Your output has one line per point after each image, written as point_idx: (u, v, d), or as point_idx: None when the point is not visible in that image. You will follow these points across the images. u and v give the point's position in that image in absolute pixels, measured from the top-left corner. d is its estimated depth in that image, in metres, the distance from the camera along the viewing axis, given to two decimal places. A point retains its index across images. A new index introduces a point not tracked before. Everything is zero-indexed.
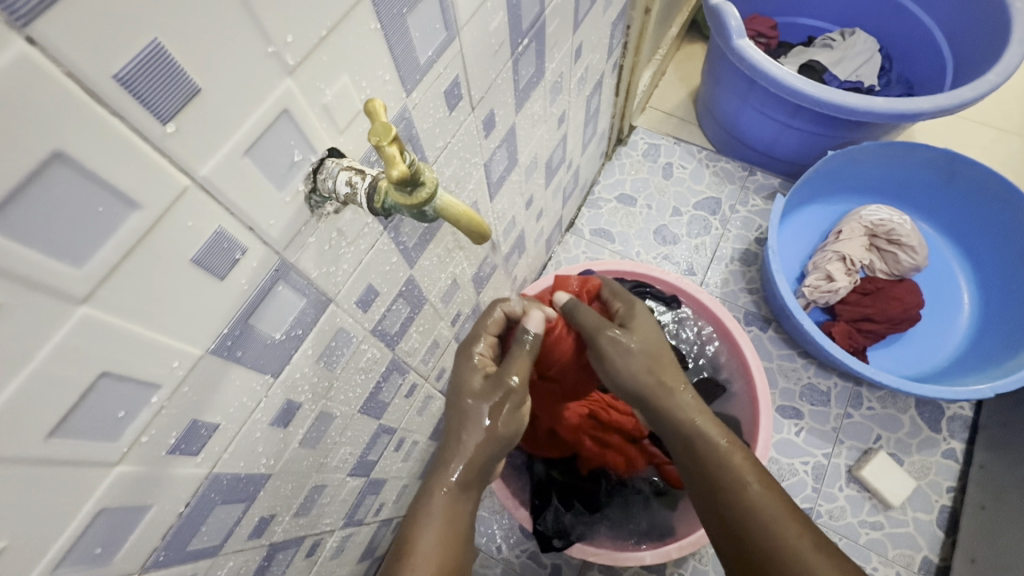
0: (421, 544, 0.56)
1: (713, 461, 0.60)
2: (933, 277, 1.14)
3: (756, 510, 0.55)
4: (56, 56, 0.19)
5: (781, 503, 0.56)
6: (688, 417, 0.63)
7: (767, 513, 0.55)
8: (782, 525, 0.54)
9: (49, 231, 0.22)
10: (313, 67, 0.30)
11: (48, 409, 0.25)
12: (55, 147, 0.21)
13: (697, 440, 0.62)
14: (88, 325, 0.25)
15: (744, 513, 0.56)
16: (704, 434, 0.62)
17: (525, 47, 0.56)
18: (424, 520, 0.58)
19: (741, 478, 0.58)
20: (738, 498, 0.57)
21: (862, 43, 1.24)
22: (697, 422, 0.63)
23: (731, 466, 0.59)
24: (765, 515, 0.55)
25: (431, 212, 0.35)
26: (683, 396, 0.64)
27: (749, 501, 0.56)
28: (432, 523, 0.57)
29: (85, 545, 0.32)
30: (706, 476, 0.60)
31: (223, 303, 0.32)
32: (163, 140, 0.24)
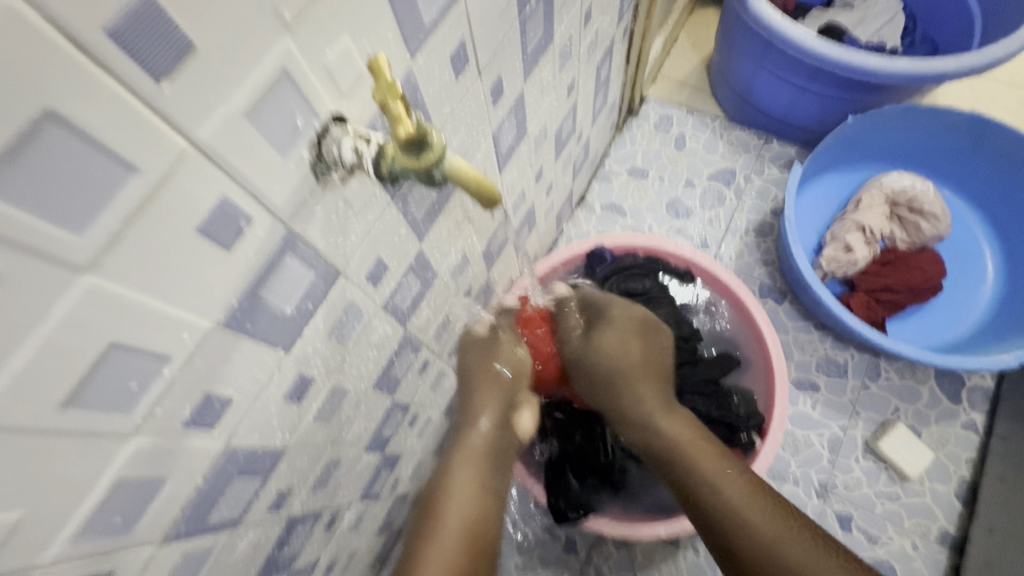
0: (452, 496, 0.59)
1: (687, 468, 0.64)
2: (956, 246, 1.11)
3: (731, 508, 0.59)
4: (40, 5, 0.18)
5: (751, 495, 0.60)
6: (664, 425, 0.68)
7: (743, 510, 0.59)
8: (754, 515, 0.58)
9: (47, 194, 0.21)
10: (312, 25, 0.29)
11: (58, 379, 0.25)
12: (45, 105, 0.20)
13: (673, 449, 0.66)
14: (94, 294, 0.25)
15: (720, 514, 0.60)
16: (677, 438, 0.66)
17: (533, 8, 0.54)
18: (457, 473, 0.62)
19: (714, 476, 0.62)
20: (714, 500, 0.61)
21: (885, 1, 1.19)
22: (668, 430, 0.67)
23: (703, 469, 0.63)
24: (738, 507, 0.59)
25: (440, 176, 0.33)
26: (644, 398, 0.70)
27: (724, 502, 0.60)
28: (458, 485, 0.60)
29: (104, 517, 0.32)
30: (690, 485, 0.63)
31: (231, 274, 0.32)
32: (159, 101, 0.23)
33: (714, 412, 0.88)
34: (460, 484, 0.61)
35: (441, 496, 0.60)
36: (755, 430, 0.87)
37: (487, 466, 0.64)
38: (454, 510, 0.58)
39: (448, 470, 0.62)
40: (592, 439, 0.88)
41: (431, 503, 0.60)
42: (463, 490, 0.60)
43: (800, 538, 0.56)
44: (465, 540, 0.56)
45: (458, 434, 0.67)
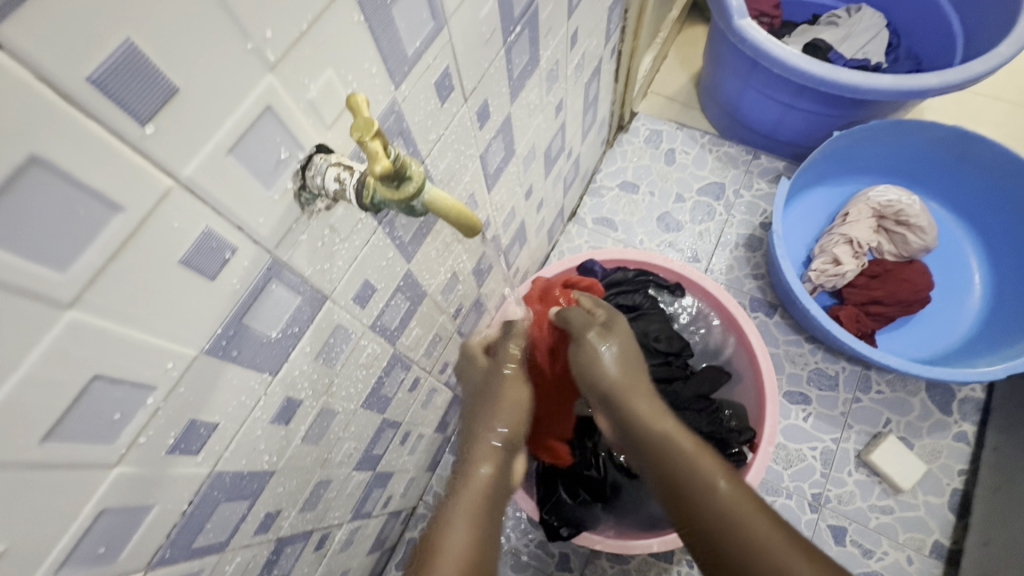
0: (450, 540, 0.52)
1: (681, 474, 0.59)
2: (943, 258, 1.12)
3: (729, 514, 0.55)
4: (26, 58, 0.19)
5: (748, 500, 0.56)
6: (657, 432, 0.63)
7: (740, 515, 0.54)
8: (747, 520, 0.54)
9: (31, 235, 0.22)
10: (295, 62, 0.30)
11: (41, 414, 0.25)
12: (29, 151, 0.21)
13: (666, 453, 0.62)
14: (77, 329, 0.25)
15: (716, 523, 0.55)
16: (671, 439, 0.62)
17: (518, 35, 0.55)
18: (455, 519, 0.54)
19: (704, 478, 0.58)
20: (708, 506, 0.56)
21: (868, 19, 1.21)
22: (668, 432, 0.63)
23: (697, 473, 0.59)
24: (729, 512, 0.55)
25: (420, 207, 0.34)
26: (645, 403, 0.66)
27: (720, 508, 0.55)
28: (456, 525, 0.53)
29: (88, 545, 0.32)
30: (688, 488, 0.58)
31: (215, 303, 0.32)
32: (142, 141, 0.24)
33: (706, 427, 0.88)
34: (458, 528, 0.53)
35: (438, 537, 0.53)
36: (747, 445, 0.87)
37: (492, 507, 0.57)
38: (451, 550, 0.51)
39: (448, 514, 0.55)
40: (584, 455, 0.89)
41: (428, 547, 0.53)
42: (462, 539, 0.52)
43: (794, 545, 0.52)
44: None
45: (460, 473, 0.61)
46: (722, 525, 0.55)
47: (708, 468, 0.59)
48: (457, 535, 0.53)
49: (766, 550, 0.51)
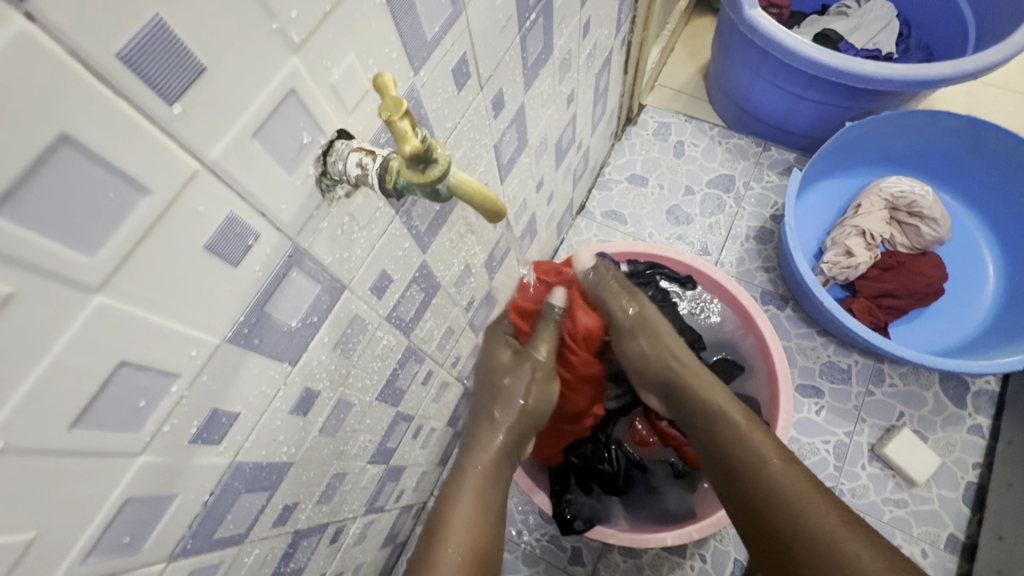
0: (454, 513, 0.58)
1: (744, 452, 0.60)
2: (956, 250, 1.11)
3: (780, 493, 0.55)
4: (57, 33, 0.19)
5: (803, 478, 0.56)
6: (718, 412, 0.64)
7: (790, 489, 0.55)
8: (806, 504, 0.54)
9: (62, 217, 0.22)
10: (319, 44, 0.29)
11: (69, 399, 0.25)
12: (60, 130, 0.20)
13: (718, 426, 0.63)
14: (105, 314, 0.25)
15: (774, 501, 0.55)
16: (726, 413, 0.63)
17: (533, 22, 0.54)
18: (460, 498, 0.60)
19: (762, 456, 0.58)
20: (767, 491, 0.56)
21: (879, 9, 1.20)
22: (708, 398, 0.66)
23: (760, 456, 0.59)
24: (788, 490, 0.55)
25: (445, 191, 0.33)
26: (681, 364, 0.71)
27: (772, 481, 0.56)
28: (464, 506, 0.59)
29: (113, 535, 0.32)
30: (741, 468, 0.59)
31: (238, 290, 0.32)
32: (170, 122, 0.24)
33: None
34: (463, 501, 0.59)
35: (444, 513, 0.59)
36: None
37: (495, 473, 0.64)
38: (456, 529, 0.56)
39: (455, 488, 0.61)
40: (596, 449, 0.87)
41: (431, 525, 0.58)
42: (466, 510, 0.58)
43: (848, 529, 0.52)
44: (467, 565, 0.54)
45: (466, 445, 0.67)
46: (783, 506, 0.55)
47: (769, 452, 0.59)
48: (461, 507, 0.59)
49: (827, 535, 0.51)
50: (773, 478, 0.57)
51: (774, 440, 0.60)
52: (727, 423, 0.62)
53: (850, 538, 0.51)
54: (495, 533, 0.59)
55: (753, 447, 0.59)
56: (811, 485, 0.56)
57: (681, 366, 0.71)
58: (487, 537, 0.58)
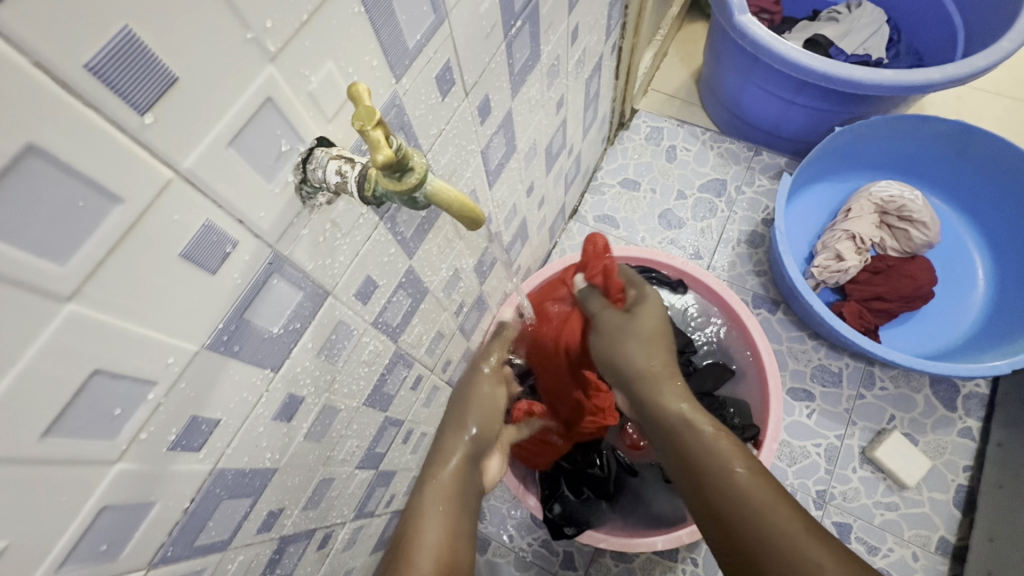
0: (424, 525, 0.54)
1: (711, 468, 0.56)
2: (946, 254, 1.12)
3: (753, 510, 0.52)
4: (23, 45, 0.19)
5: (770, 489, 0.53)
6: (683, 428, 0.59)
7: (759, 502, 0.52)
8: (772, 516, 0.51)
9: (30, 226, 0.22)
10: (296, 53, 0.30)
11: (41, 407, 0.25)
12: (27, 140, 0.20)
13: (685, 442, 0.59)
14: (77, 322, 0.25)
15: (745, 517, 0.52)
16: (692, 426, 0.59)
17: (518, 29, 0.55)
18: (429, 507, 0.56)
19: (728, 467, 0.55)
20: (735, 507, 0.53)
21: (869, 14, 1.21)
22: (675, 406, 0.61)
23: (727, 470, 0.55)
24: (755, 505, 0.52)
25: (422, 199, 0.34)
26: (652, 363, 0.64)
27: (739, 495, 0.53)
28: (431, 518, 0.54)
29: (89, 543, 0.31)
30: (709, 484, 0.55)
31: (216, 297, 0.32)
32: (142, 131, 0.24)
33: None
34: (432, 515, 0.55)
35: (411, 528, 0.54)
36: (751, 441, 0.86)
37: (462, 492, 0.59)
38: (428, 537, 0.53)
39: (419, 500, 0.57)
40: (586, 453, 0.88)
41: (399, 538, 0.54)
42: (437, 522, 0.54)
43: (816, 540, 0.49)
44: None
45: (428, 466, 0.61)
46: (750, 525, 0.52)
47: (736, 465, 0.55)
48: (431, 520, 0.55)
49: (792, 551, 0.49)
50: (740, 492, 0.53)
51: (742, 452, 0.57)
52: (692, 437, 0.59)
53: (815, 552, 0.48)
54: (465, 548, 0.54)
55: (720, 462, 0.56)
56: (778, 499, 0.53)
57: (648, 372, 0.64)
58: (457, 549, 0.53)
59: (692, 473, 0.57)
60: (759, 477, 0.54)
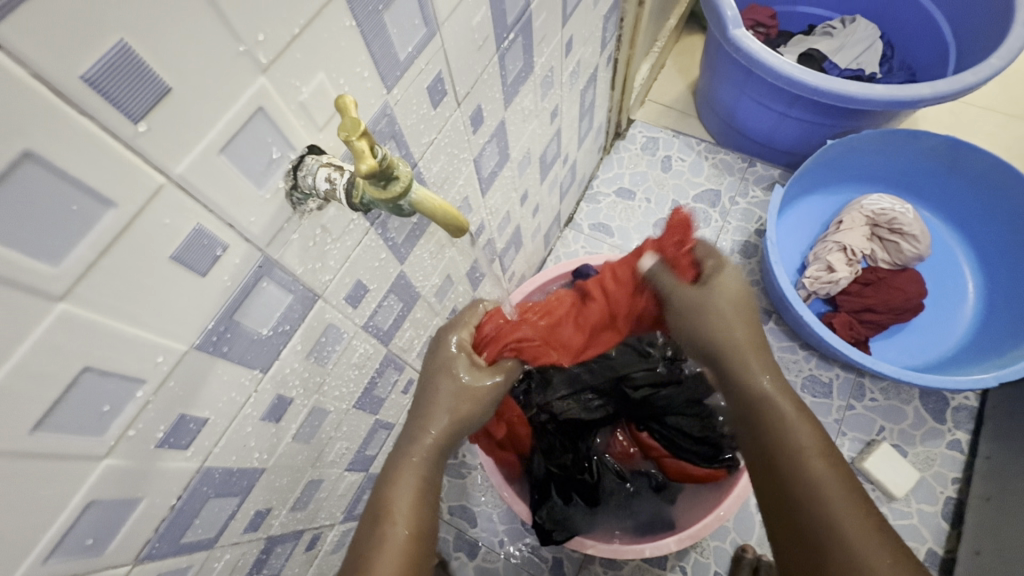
0: (398, 494, 0.51)
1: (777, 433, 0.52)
2: (937, 267, 1.13)
3: (808, 480, 0.48)
4: (22, 58, 0.20)
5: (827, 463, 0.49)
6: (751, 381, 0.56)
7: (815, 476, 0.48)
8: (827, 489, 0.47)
9: (25, 228, 0.23)
10: (287, 65, 0.31)
11: (32, 402, 0.26)
12: (24, 147, 0.21)
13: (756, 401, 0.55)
14: (68, 321, 0.26)
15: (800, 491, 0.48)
16: (761, 390, 0.55)
17: (511, 42, 0.56)
18: (404, 472, 0.53)
19: (789, 437, 0.51)
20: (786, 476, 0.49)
21: (863, 30, 1.23)
22: (745, 362, 0.58)
23: (794, 440, 0.51)
24: (813, 480, 0.48)
25: (408, 207, 0.35)
26: (733, 328, 0.60)
27: (796, 466, 0.49)
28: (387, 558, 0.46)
29: (77, 536, 0.32)
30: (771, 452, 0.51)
31: (205, 298, 0.33)
32: (135, 139, 0.25)
33: (698, 432, 0.87)
34: (406, 484, 0.52)
35: (385, 494, 0.51)
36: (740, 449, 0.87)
37: (421, 514, 0.50)
38: (399, 509, 0.50)
39: (395, 467, 0.53)
40: (578, 459, 0.89)
41: (374, 501, 0.51)
42: (410, 494, 0.51)
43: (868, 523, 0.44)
44: (411, 548, 0.48)
45: (406, 435, 0.57)
46: (801, 495, 0.47)
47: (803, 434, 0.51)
48: (404, 490, 0.51)
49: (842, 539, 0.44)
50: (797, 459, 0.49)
51: (814, 426, 0.52)
52: (763, 395, 0.55)
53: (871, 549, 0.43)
54: (433, 525, 0.51)
55: (786, 428, 0.52)
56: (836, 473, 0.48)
57: (724, 327, 0.60)
58: (428, 524, 0.50)
59: (754, 432, 0.54)
60: (827, 456, 0.49)
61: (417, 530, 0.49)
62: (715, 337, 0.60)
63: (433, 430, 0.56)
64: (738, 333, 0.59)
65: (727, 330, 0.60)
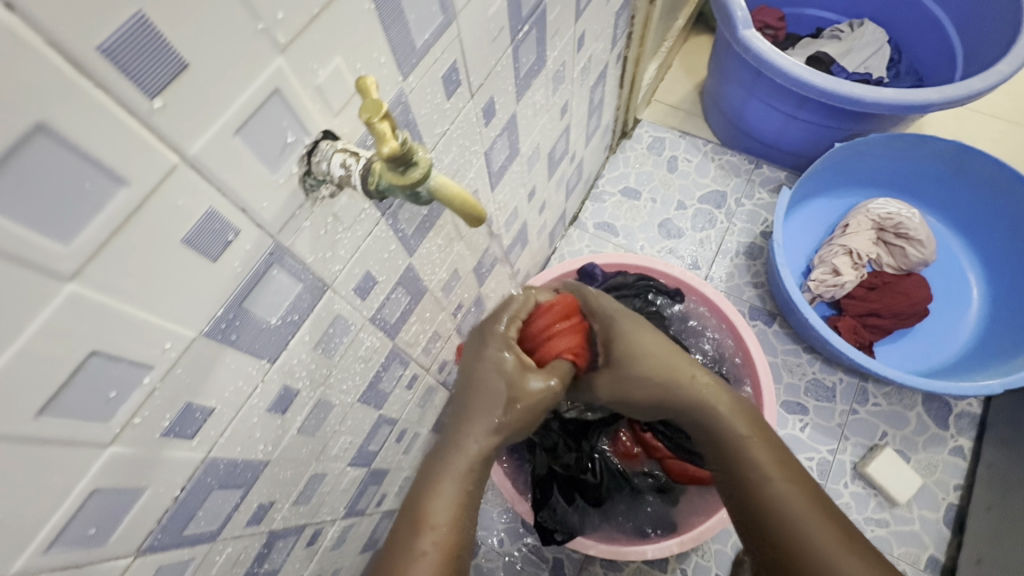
0: (435, 507, 0.51)
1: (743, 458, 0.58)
2: (941, 272, 1.13)
3: (781, 504, 0.54)
4: (38, 25, 0.19)
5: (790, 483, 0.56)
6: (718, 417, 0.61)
7: (785, 498, 0.54)
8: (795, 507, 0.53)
9: (36, 204, 0.22)
10: (304, 46, 0.30)
11: (38, 387, 0.25)
12: (37, 119, 0.20)
13: (724, 434, 0.61)
14: (77, 303, 0.25)
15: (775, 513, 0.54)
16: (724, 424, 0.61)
17: (525, 34, 0.56)
18: (443, 483, 0.53)
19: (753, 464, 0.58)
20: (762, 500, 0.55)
21: (871, 34, 1.22)
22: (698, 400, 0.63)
23: (761, 464, 0.57)
24: (782, 497, 0.55)
25: (426, 194, 0.34)
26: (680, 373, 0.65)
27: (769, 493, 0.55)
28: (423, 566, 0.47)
29: (79, 526, 0.31)
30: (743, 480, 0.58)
31: (216, 284, 0.32)
32: (150, 116, 0.24)
33: None
34: (447, 496, 0.52)
35: (423, 506, 0.52)
36: None
37: (460, 525, 0.51)
38: (437, 523, 0.50)
39: (434, 476, 0.53)
40: (581, 459, 0.87)
41: (410, 513, 0.52)
42: (447, 508, 0.51)
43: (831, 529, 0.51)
44: (445, 564, 0.48)
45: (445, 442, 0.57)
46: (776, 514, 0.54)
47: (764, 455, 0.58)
48: (443, 502, 0.52)
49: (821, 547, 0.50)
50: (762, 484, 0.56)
51: (773, 454, 0.58)
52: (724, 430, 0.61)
53: (847, 557, 0.49)
54: (469, 536, 0.52)
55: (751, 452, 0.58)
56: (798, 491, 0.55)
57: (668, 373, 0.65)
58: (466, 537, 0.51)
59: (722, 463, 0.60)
60: (789, 478, 0.56)
61: (451, 545, 0.50)
62: (666, 383, 0.65)
63: (475, 441, 0.55)
64: (686, 374, 0.65)
65: (675, 374, 0.65)
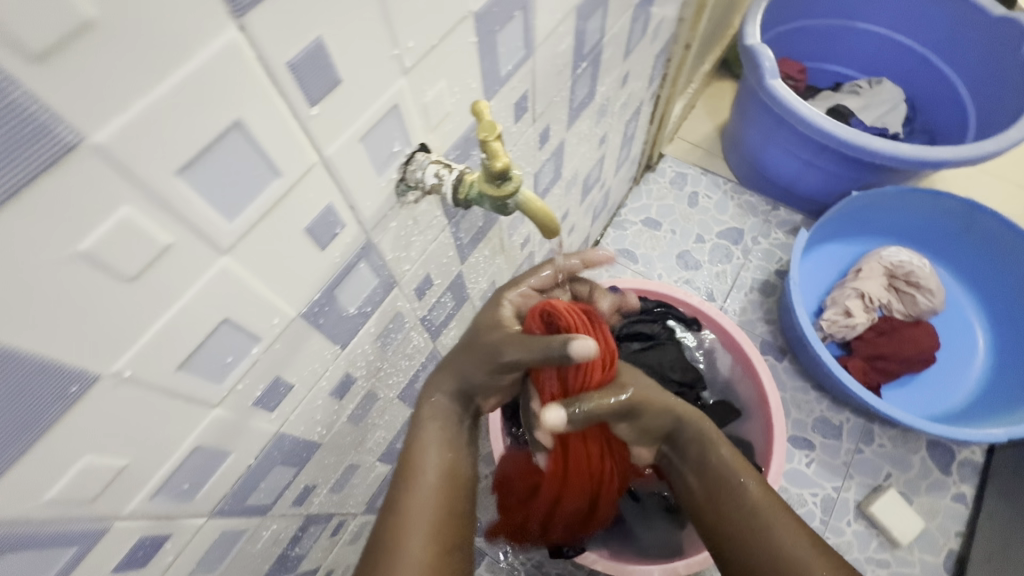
0: (414, 501, 0.48)
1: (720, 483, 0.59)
2: (948, 322, 1.17)
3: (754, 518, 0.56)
4: (255, 42, 0.23)
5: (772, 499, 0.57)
6: (712, 447, 0.60)
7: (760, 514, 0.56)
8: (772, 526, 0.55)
9: (221, 188, 0.26)
10: (422, 70, 0.35)
11: (182, 345, 0.29)
12: (236, 117, 0.24)
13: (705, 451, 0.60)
14: (224, 272, 0.29)
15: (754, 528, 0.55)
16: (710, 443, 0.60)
17: (583, 70, 0.61)
18: (424, 435, 0.51)
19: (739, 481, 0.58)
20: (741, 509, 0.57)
21: (888, 92, 1.29)
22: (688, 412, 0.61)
23: (735, 480, 0.58)
24: (759, 521, 0.55)
25: (512, 206, 0.39)
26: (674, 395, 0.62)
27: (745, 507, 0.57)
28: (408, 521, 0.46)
29: (177, 480, 0.34)
30: (722, 497, 0.58)
31: (319, 271, 0.36)
32: (308, 121, 0.28)
33: None
34: (429, 444, 0.51)
35: (401, 497, 0.48)
36: None
37: (449, 469, 0.50)
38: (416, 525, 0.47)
39: (414, 432, 0.51)
40: None
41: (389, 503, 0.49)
42: (429, 502, 0.48)
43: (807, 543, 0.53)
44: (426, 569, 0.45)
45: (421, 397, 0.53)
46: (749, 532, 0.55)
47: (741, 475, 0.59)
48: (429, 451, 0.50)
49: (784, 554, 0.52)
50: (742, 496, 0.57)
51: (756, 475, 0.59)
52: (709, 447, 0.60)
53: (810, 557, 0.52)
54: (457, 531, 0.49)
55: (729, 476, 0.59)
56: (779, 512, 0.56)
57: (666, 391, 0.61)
58: (453, 537, 0.48)
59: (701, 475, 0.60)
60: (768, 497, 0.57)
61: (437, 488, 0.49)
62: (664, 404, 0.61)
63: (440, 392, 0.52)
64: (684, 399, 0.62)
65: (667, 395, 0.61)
